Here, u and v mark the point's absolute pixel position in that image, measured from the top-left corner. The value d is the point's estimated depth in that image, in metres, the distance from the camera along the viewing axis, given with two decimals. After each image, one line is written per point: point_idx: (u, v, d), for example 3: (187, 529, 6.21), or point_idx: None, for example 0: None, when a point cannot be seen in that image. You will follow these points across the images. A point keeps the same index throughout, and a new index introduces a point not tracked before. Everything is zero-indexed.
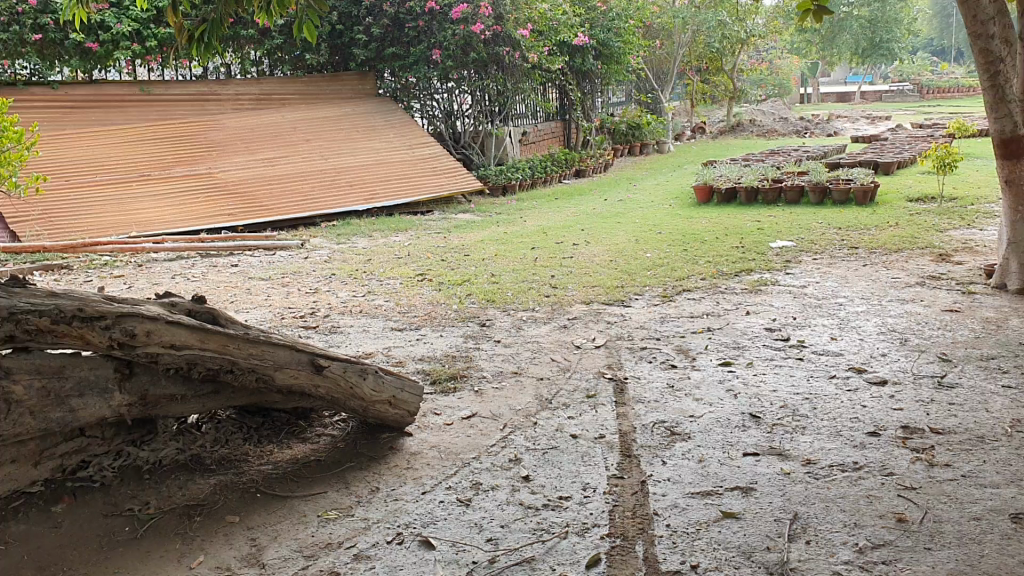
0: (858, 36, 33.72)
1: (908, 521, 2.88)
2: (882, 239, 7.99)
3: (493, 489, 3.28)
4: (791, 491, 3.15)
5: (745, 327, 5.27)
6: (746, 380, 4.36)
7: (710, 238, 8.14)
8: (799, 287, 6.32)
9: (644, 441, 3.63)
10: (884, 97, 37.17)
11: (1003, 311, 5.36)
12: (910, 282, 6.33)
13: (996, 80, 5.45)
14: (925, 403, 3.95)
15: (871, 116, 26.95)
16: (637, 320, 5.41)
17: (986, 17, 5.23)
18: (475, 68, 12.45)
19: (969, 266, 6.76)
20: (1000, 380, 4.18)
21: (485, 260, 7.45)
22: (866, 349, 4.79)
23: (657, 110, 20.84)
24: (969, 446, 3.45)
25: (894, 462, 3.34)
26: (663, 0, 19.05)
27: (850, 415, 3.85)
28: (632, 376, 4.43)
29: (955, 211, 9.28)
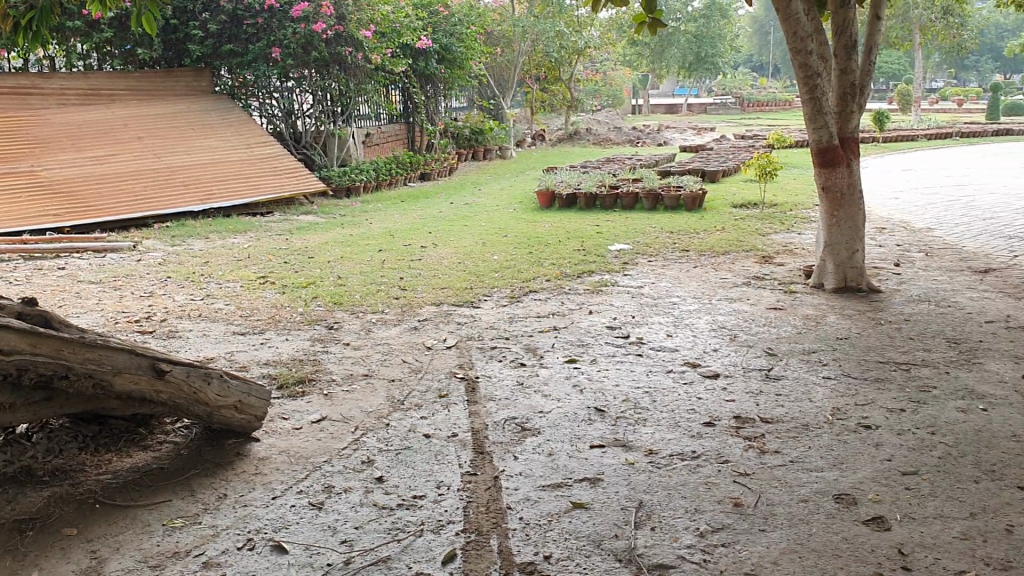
0: (685, 51, 35.27)
1: (744, 505, 3.06)
2: (711, 242, 8.42)
3: (346, 492, 3.26)
4: (635, 480, 3.29)
5: (588, 326, 5.43)
6: (590, 376, 4.51)
7: (553, 241, 8.34)
8: (637, 287, 6.57)
9: (496, 438, 3.69)
10: (709, 110, 39.02)
11: (822, 309, 5.76)
12: (738, 283, 6.70)
13: (815, 93, 5.85)
14: (755, 395, 4.20)
15: (699, 127, 28.22)
16: (485, 321, 5.49)
17: (805, 33, 5.64)
18: (316, 67, 12.32)
19: (791, 268, 7.22)
20: (820, 372, 4.50)
21: (329, 262, 7.35)
22: (700, 345, 5.04)
23: (498, 117, 21.12)
24: (796, 433, 3.70)
25: (729, 450, 3.54)
26: (503, 9, 19.32)
27: (687, 407, 4.05)
28: (482, 375, 4.49)
29: (776, 216, 9.88)
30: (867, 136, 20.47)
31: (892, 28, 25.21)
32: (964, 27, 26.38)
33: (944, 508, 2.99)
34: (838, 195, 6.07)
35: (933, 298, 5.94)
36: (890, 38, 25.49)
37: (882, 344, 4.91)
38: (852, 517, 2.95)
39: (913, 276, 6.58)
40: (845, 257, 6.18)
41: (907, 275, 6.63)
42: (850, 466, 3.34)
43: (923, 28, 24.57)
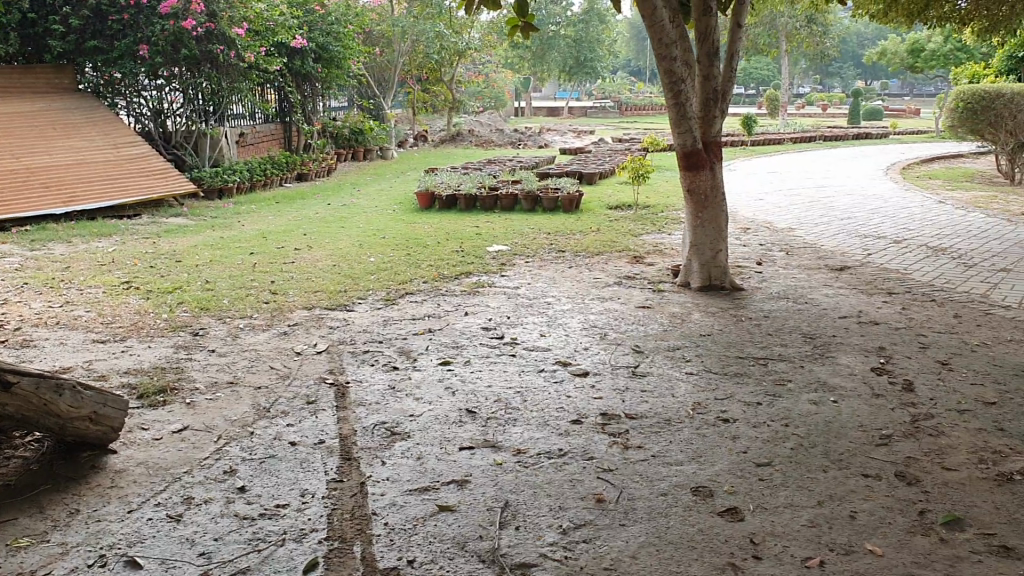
0: (565, 54, 35.79)
1: (606, 501, 3.12)
2: (586, 243, 8.56)
3: (206, 503, 3.17)
4: (502, 480, 3.32)
5: (463, 327, 5.44)
6: (462, 377, 4.52)
7: (431, 243, 8.33)
8: (513, 288, 6.63)
9: (364, 443, 3.66)
10: (589, 113, 39.71)
11: (688, 306, 5.93)
12: (610, 282, 6.84)
13: (679, 99, 6.04)
14: (621, 391, 4.29)
15: (578, 130, 28.65)
16: (359, 324, 5.44)
17: (669, 40, 5.79)
18: (187, 66, 11.97)
19: (660, 267, 7.41)
20: (684, 368, 4.64)
21: (199, 266, 7.15)
22: (571, 344, 5.13)
23: (379, 118, 20.96)
24: (658, 429, 3.80)
25: (594, 447, 3.61)
26: (382, 9, 19.16)
27: (556, 406, 4.11)
28: (353, 380, 4.44)
29: (648, 217, 10.14)
30: (737, 139, 21.24)
31: (759, 35, 26.20)
32: (826, 35, 27.65)
33: (794, 498, 3.12)
34: (702, 197, 6.29)
35: (792, 295, 6.20)
36: (758, 45, 26.49)
37: (742, 340, 5.10)
38: (709, 509, 3.05)
39: (774, 274, 6.86)
40: (709, 256, 6.41)
41: (768, 273, 6.90)
42: (708, 460, 3.46)
43: (788, 35, 25.65)
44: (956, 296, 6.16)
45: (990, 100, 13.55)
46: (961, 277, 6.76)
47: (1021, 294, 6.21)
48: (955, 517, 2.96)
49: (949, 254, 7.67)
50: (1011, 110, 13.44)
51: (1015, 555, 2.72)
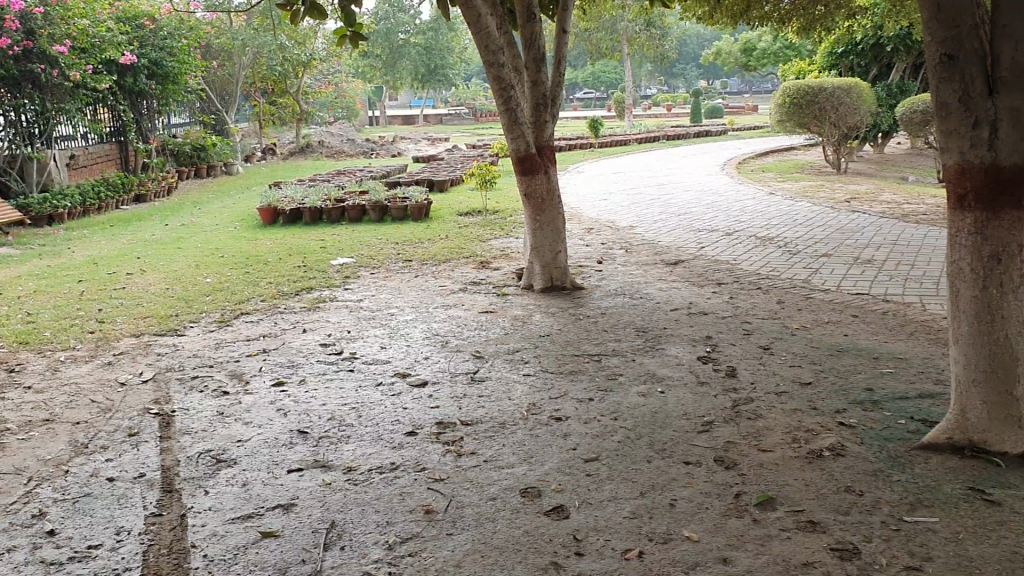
0: (416, 63, 35.70)
1: (434, 511, 3.11)
2: (432, 251, 8.55)
3: (11, 551, 2.98)
4: (329, 500, 3.25)
5: (300, 345, 5.33)
6: (296, 398, 4.40)
7: (273, 259, 8.14)
8: (355, 301, 6.54)
9: (187, 474, 3.52)
10: (444, 120, 39.81)
11: (529, 308, 6.00)
12: (454, 289, 6.85)
13: (510, 104, 6.08)
14: (458, 399, 4.29)
15: (432, 137, 28.60)
16: (190, 349, 5.24)
17: (497, 47, 5.83)
18: (5, 86, 11.31)
19: (504, 271, 7.48)
20: (521, 370, 4.68)
21: (21, 298, 6.75)
22: (411, 354, 5.10)
23: (222, 132, 20.32)
24: (492, 433, 3.82)
25: (426, 458, 3.59)
26: (221, 21, 18.63)
27: (390, 419, 4.06)
28: (180, 408, 4.26)
29: (496, 222, 10.21)
30: (585, 141, 21.68)
31: (601, 39, 26.84)
32: (665, 38, 28.59)
33: (618, 490, 3.19)
34: (539, 201, 6.35)
35: (628, 291, 6.35)
36: (600, 49, 27.13)
37: (579, 338, 5.19)
38: (535, 509, 3.08)
39: (613, 272, 7.02)
40: (550, 258, 6.50)
41: (608, 271, 7.06)
42: (538, 459, 3.50)
43: (629, 38, 26.38)
44: (780, 282, 6.46)
45: (814, 94, 14.15)
46: (785, 264, 7.10)
47: (839, 277, 6.58)
48: (768, 496, 3.09)
49: (776, 242, 8.04)
50: (833, 103, 14.12)
51: (821, 528, 2.86)
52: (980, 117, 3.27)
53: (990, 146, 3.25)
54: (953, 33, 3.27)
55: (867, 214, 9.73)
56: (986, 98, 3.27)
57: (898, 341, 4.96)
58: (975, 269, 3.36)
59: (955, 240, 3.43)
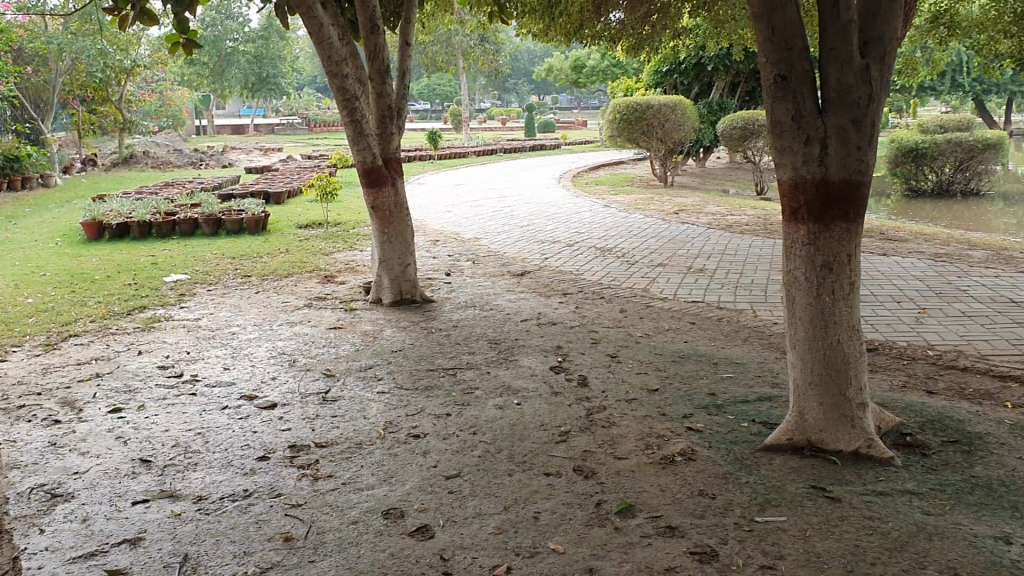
0: (245, 71, 34.69)
1: (295, 538, 3.00)
2: (273, 265, 8.30)
3: None
4: (180, 532, 3.08)
5: (136, 368, 5.04)
6: (136, 425, 4.16)
7: (100, 277, 7.69)
8: (194, 320, 6.26)
9: (18, 512, 3.26)
10: (276, 130, 38.86)
11: (378, 323, 5.93)
12: (299, 305, 6.67)
13: (354, 116, 5.99)
14: (310, 420, 4.17)
15: (265, 148, 27.85)
16: (13, 376, 4.87)
17: (339, 58, 5.74)
18: None
19: (350, 286, 7.36)
20: (374, 387, 4.60)
21: None
22: (257, 375, 4.91)
23: (36, 142, 19.10)
24: (349, 454, 3.74)
25: (281, 483, 3.46)
26: (34, 24, 17.50)
27: (240, 443, 3.90)
28: (5, 441, 3.94)
29: (337, 235, 10.04)
30: (423, 152, 21.68)
31: (436, 52, 26.95)
32: (499, 53, 29.02)
33: (481, 506, 3.18)
34: (387, 213, 6.28)
35: (476, 303, 6.38)
36: (435, 62, 27.20)
37: (431, 352, 5.17)
38: (399, 531, 3.03)
39: (461, 284, 7.03)
40: (399, 271, 6.44)
41: (455, 283, 7.06)
42: (399, 479, 3.45)
43: (464, 52, 26.63)
44: (622, 292, 6.66)
45: (642, 111, 14.56)
46: (625, 274, 7.31)
47: (675, 286, 6.84)
48: (627, 504, 3.16)
49: (614, 253, 8.27)
50: (659, 119, 14.67)
51: (679, 533, 2.95)
52: (811, 134, 3.47)
53: (821, 162, 3.46)
54: (785, 55, 3.46)
55: (696, 225, 10.17)
56: (815, 116, 3.48)
57: (736, 347, 5.19)
58: (809, 278, 3.56)
59: (790, 251, 3.62)
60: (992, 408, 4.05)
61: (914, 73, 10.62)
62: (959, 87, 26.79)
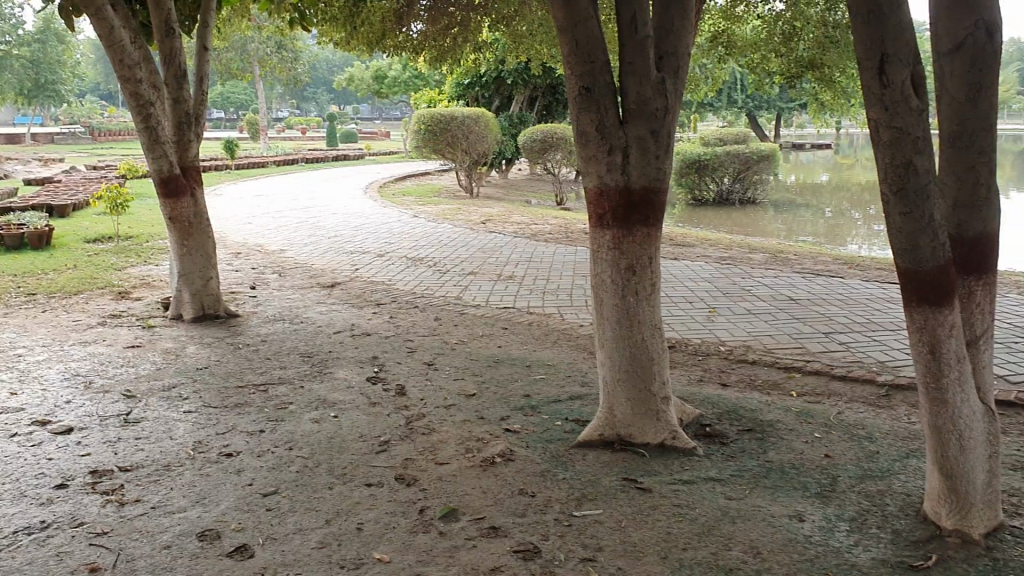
0: (20, 76, 32.26)
1: (102, 568, 2.82)
2: (60, 282, 7.77)
3: None
4: None
5: None
6: None
7: None
8: None
9: None
10: (55, 139, 36.34)
11: (180, 340, 5.66)
12: (92, 323, 6.27)
13: (149, 122, 5.70)
14: (112, 444, 3.93)
15: (44, 158, 25.98)
16: None
17: (132, 62, 5.49)
18: None
19: (148, 302, 6.99)
20: (181, 407, 4.39)
21: None
22: (49, 399, 4.57)
23: None
24: (157, 476, 3.56)
25: (83, 512, 3.25)
26: None
27: (33, 473, 3.62)
28: None
29: (131, 249, 9.52)
30: (221, 163, 20.90)
31: (231, 60, 26.10)
32: (298, 63, 28.49)
33: (302, 522, 3.11)
34: (186, 225, 6.01)
35: (285, 317, 6.22)
36: (231, 70, 26.35)
37: (241, 367, 5.00)
38: (216, 552, 2.91)
39: (268, 297, 6.84)
40: (201, 285, 6.18)
41: (262, 297, 6.86)
42: (213, 500, 3.31)
43: (261, 61, 25.98)
44: (434, 300, 6.69)
45: (447, 123, 14.59)
46: (437, 283, 7.35)
47: (486, 293, 6.95)
48: (450, 509, 3.18)
49: (425, 262, 8.29)
50: (464, 130, 14.79)
51: (502, 533, 3.00)
52: (613, 144, 3.63)
53: (623, 171, 3.63)
54: (588, 67, 3.61)
55: (502, 234, 10.37)
56: (617, 127, 3.65)
57: (546, 350, 5.33)
58: (615, 280, 3.71)
59: (597, 255, 3.76)
60: (780, 398, 4.36)
61: (698, 89, 11.30)
62: (735, 104, 28.78)
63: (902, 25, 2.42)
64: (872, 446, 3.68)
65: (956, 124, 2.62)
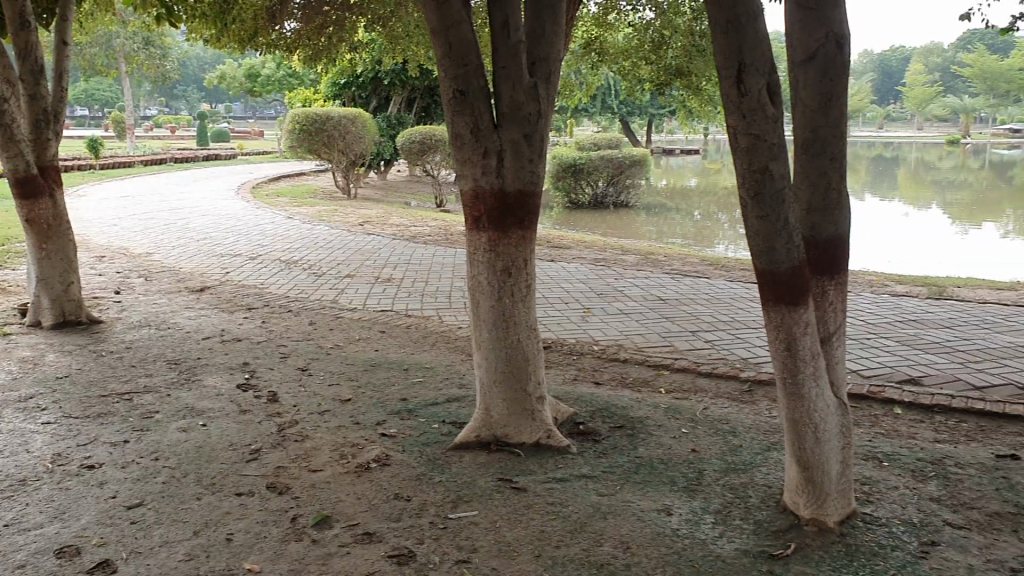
0: None
1: None
2: None
3: None
4: None
5: None
6: None
7: None
8: None
9: None
10: None
11: (38, 348, 5.39)
12: None
13: (3, 119, 5.42)
14: None
15: None
16: None
17: None
18: None
19: (3, 308, 6.62)
20: (38, 418, 4.18)
21: None
22: None
23: None
24: (10, 492, 3.37)
25: None
26: None
27: None
28: None
29: None
30: (83, 162, 19.98)
31: (94, 54, 25.02)
32: (166, 59, 27.54)
33: (169, 534, 3.01)
34: (45, 227, 5.73)
35: (152, 323, 6.00)
36: (94, 65, 25.25)
37: (104, 376, 4.80)
38: (76, 570, 2.78)
39: (134, 302, 6.58)
40: (60, 291, 5.89)
41: (128, 302, 6.60)
42: (72, 514, 3.17)
43: (127, 56, 24.99)
44: (309, 304, 6.58)
45: (322, 122, 14.31)
46: (312, 286, 7.23)
47: (363, 296, 6.88)
48: (323, 516, 3.13)
49: (300, 266, 8.15)
50: (340, 131, 14.58)
51: (376, 538, 2.97)
52: (488, 146, 3.65)
53: (499, 174, 3.65)
54: (462, 71, 3.61)
55: (379, 236, 10.28)
56: (491, 130, 3.67)
57: (423, 352, 5.32)
58: (492, 282, 3.73)
59: (473, 257, 3.77)
60: (650, 395, 4.48)
61: (572, 94, 11.49)
62: (609, 109, 29.38)
63: (758, 36, 2.51)
64: (735, 440, 3.82)
65: (809, 131, 2.75)
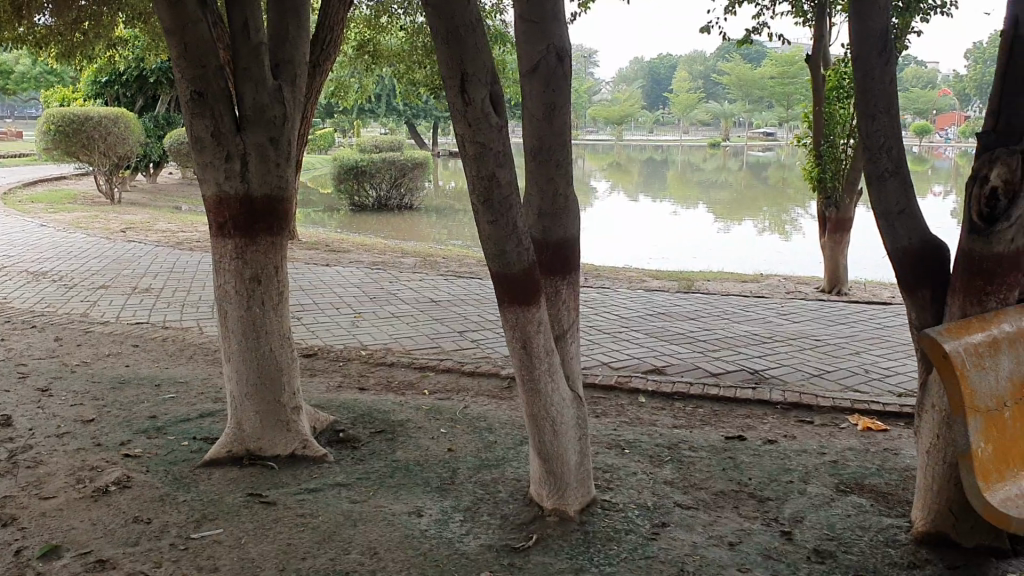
0: None
1: None
2: None
3: None
4: None
5: None
6: None
7: None
8: None
9: None
10: None
11: None
12: None
13: None
14: None
15: None
16: None
17: None
18: None
19: None
20: None
21: None
22: None
23: None
24: None
25: None
26: None
27: None
28: None
29: None
30: None
31: None
32: None
33: None
34: None
35: None
36: None
37: None
38: None
39: None
40: None
41: None
42: None
43: None
44: (56, 318, 6.14)
45: (81, 123, 13.43)
46: (61, 299, 6.75)
47: (117, 308, 6.50)
48: (52, 546, 2.93)
49: (49, 277, 7.58)
50: (101, 132, 13.72)
51: (110, 565, 2.81)
52: (231, 151, 3.50)
53: (244, 178, 3.51)
54: (200, 72, 3.42)
55: (143, 244, 9.74)
56: (234, 134, 3.52)
57: (180, 366, 5.09)
58: (240, 291, 3.59)
59: (219, 266, 3.60)
60: (412, 397, 4.51)
61: (346, 96, 11.37)
62: (393, 111, 29.34)
63: (478, 47, 2.57)
64: (490, 437, 3.92)
65: (537, 139, 2.86)
